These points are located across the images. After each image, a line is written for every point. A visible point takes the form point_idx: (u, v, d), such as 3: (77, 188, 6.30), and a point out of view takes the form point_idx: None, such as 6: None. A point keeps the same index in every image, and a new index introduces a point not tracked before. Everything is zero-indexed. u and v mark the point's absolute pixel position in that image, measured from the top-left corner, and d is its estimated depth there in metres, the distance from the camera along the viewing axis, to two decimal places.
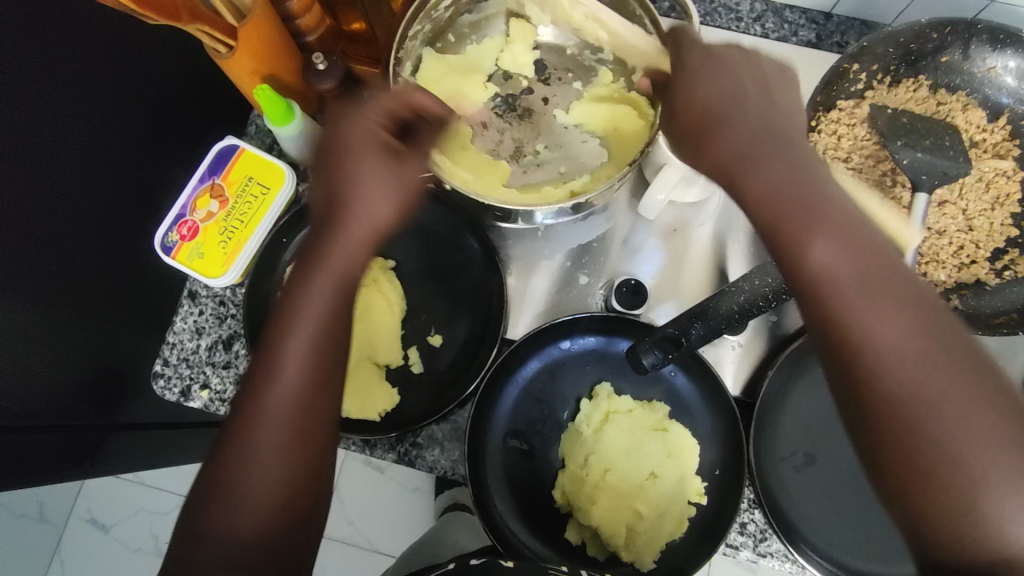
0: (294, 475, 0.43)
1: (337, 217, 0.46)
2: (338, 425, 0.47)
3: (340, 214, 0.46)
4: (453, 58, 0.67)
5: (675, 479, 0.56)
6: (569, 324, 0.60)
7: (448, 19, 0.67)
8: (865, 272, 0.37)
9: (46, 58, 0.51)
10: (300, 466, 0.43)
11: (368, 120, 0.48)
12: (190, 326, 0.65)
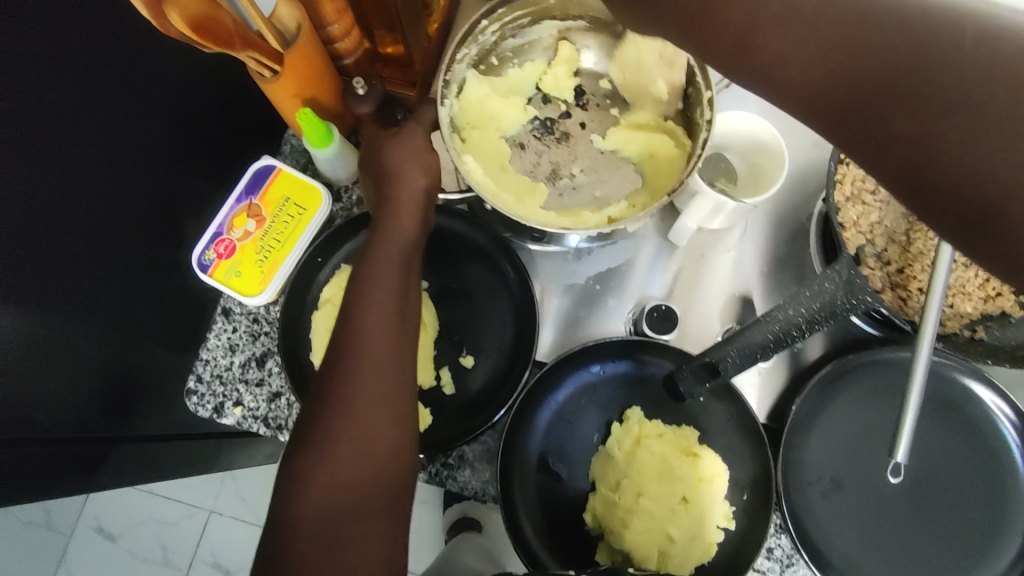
0: (367, 471, 0.45)
1: (385, 237, 0.53)
2: (409, 432, 0.48)
3: (390, 233, 0.54)
4: (497, 80, 0.68)
5: (707, 504, 0.57)
6: (600, 349, 0.61)
7: (493, 43, 0.69)
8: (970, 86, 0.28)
9: (95, 78, 0.52)
10: (374, 460, 0.45)
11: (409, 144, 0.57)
12: (224, 343, 0.66)
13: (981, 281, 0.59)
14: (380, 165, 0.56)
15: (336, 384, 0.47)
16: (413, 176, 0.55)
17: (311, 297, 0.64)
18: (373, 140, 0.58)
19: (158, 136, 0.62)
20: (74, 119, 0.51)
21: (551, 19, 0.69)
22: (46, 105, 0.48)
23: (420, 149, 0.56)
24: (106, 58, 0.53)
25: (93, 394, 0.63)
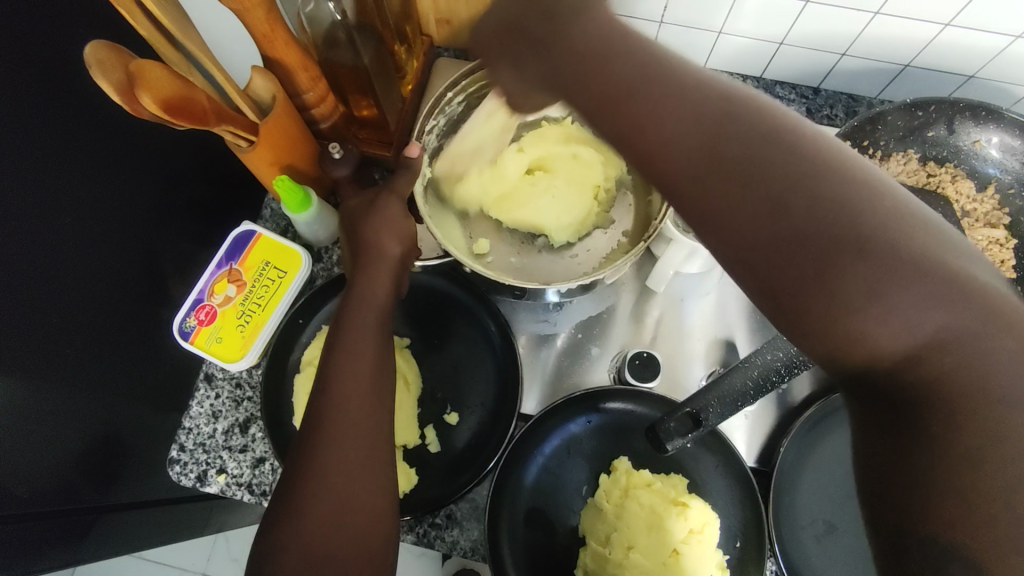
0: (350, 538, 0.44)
1: (352, 313, 0.53)
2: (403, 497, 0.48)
3: (353, 308, 0.53)
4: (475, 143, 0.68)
5: (698, 556, 0.55)
6: (585, 400, 0.61)
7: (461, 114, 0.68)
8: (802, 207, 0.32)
9: (75, 154, 0.53)
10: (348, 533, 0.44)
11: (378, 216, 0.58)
12: (207, 410, 0.65)
13: None
14: (358, 240, 0.57)
15: (319, 464, 0.46)
16: (390, 247, 0.56)
17: (291, 359, 0.64)
18: (351, 218, 0.59)
19: (142, 209, 0.63)
20: (57, 199, 0.52)
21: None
22: (29, 187, 0.49)
23: (393, 220, 0.57)
24: (86, 137, 0.54)
25: (81, 470, 0.62)
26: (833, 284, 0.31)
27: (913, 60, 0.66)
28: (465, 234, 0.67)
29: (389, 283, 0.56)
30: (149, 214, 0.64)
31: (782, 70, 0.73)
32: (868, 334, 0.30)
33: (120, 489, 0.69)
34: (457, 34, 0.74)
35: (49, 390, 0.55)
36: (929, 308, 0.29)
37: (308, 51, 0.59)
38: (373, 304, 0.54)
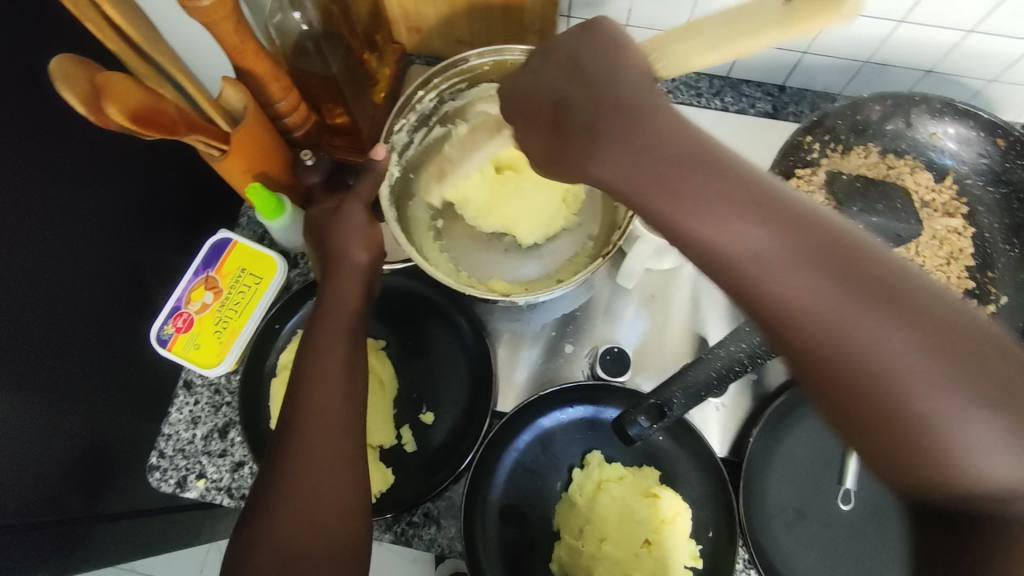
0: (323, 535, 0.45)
1: (322, 317, 0.54)
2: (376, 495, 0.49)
3: (322, 313, 0.54)
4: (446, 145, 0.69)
5: (669, 546, 0.56)
6: (557, 395, 0.62)
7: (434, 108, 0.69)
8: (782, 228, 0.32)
9: (50, 167, 0.54)
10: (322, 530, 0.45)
11: (343, 223, 0.58)
12: (186, 416, 0.66)
13: None
14: (326, 244, 0.58)
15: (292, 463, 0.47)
16: (356, 253, 0.57)
17: (268, 364, 0.65)
18: (317, 222, 0.60)
19: (122, 220, 0.64)
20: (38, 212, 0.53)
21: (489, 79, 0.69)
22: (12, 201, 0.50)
23: (363, 226, 0.58)
24: (61, 150, 0.55)
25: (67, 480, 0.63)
26: (812, 298, 0.31)
27: (871, 56, 0.68)
28: (432, 230, 0.69)
29: (360, 289, 0.56)
30: (132, 225, 0.65)
31: (747, 70, 0.75)
32: (833, 351, 0.30)
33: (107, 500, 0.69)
34: (428, 42, 0.76)
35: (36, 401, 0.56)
36: (893, 321, 0.30)
37: (279, 62, 0.61)
38: (344, 309, 0.55)
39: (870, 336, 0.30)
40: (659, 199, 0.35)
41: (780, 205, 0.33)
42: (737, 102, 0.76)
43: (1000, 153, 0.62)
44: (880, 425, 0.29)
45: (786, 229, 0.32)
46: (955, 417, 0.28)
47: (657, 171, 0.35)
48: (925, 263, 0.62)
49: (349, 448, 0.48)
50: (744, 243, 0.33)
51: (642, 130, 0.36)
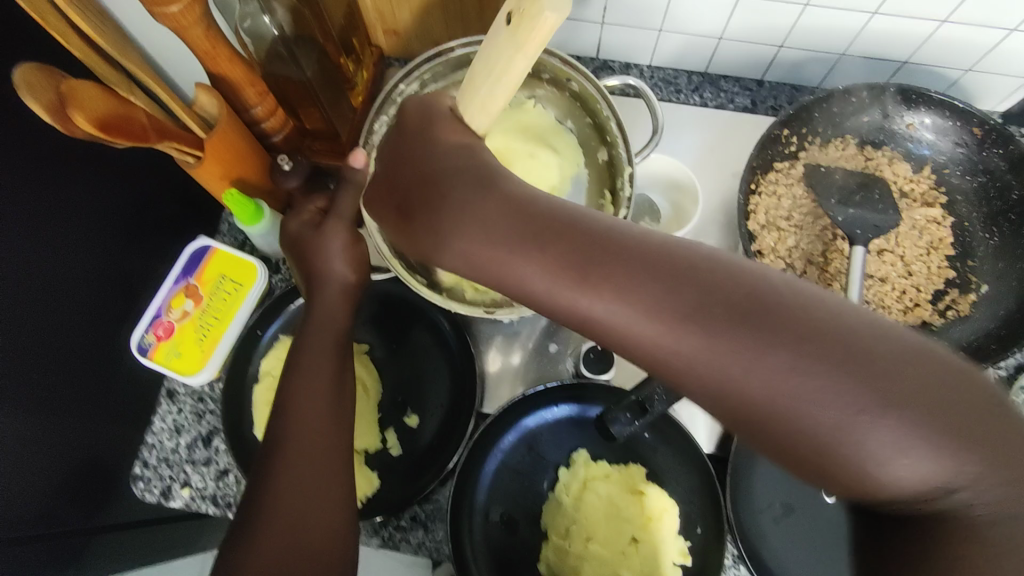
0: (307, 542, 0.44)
1: (305, 325, 0.53)
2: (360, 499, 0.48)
3: (304, 326, 0.53)
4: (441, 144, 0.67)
5: (656, 543, 0.57)
6: (542, 394, 0.62)
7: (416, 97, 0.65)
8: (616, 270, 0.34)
9: (27, 177, 0.54)
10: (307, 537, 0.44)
11: (324, 241, 0.56)
12: (170, 425, 0.66)
13: (897, 294, 0.62)
14: (307, 262, 0.56)
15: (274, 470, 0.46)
16: (340, 270, 0.55)
17: (251, 371, 0.64)
18: (298, 236, 0.58)
19: (107, 231, 0.63)
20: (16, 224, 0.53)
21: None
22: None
23: (345, 244, 0.56)
24: (37, 160, 0.54)
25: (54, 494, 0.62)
26: (691, 343, 0.32)
27: (848, 48, 0.68)
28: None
29: (348, 302, 0.55)
30: (116, 235, 0.65)
31: (725, 65, 0.75)
32: (738, 399, 0.31)
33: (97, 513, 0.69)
34: (406, 44, 0.76)
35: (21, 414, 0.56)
36: (772, 344, 0.31)
37: (253, 68, 0.60)
38: (326, 320, 0.53)
39: (742, 371, 0.31)
40: (495, 263, 0.36)
41: (606, 247, 0.35)
42: (716, 97, 0.76)
43: (976, 143, 0.63)
44: (795, 450, 0.31)
45: (619, 270, 0.34)
46: (862, 432, 0.29)
47: (493, 233, 0.37)
48: (904, 256, 0.63)
49: (332, 453, 0.48)
50: (581, 298, 0.34)
51: (488, 196, 0.38)
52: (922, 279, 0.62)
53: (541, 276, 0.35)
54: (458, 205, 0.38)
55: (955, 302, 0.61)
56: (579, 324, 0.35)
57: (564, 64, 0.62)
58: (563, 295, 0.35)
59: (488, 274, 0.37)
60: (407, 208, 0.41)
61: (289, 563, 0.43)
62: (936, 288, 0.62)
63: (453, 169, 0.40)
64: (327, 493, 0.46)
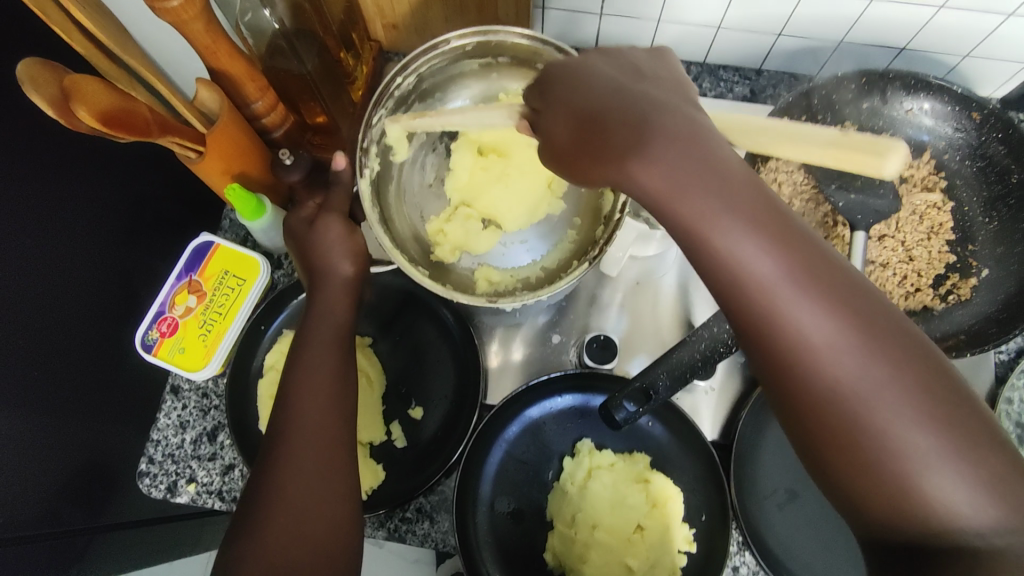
0: (313, 531, 0.44)
1: (308, 319, 0.54)
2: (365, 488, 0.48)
3: (306, 321, 0.54)
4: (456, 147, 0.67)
5: (662, 530, 0.57)
6: (546, 384, 0.62)
7: (413, 88, 0.66)
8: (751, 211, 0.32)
9: (29, 173, 0.54)
10: (313, 528, 0.44)
11: (323, 235, 0.56)
12: (175, 421, 0.66)
13: (899, 279, 0.62)
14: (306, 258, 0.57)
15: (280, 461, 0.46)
16: (340, 265, 0.56)
17: (254, 366, 0.65)
18: (296, 232, 0.58)
19: (110, 227, 0.64)
20: (19, 220, 0.53)
21: (470, 56, 0.67)
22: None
23: (343, 238, 0.57)
24: (39, 156, 0.54)
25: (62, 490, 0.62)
26: (767, 279, 0.32)
27: (846, 35, 0.68)
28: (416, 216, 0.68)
29: (348, 299, 0.56)
30: (119, 231, 0.65)
31: (723, 54, 0.75)
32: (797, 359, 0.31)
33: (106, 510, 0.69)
34: (405, 39, 0.76)
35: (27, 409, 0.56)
36: (852, 330, 0.31)
37: (252, 62, 0.60)
38: (325, 313, 0.54)
39: (843, 369, 0.30)
40: (679, 204, 0.33)
41: (792, 232, 0.32)
42: (715, 87, 0.76)
43: (975, 127, 0.63)
44: (852, 455, 0.30)
45: (782, 244, 0.32)
46: (924, 452, 0.29)
47: (683, 178, 0.33)
48: (905, 241, 0.63)
49: (338, 444, 0.48)
50: (751, 258, 0.32)
51: (700, 152, 0.34)
52: (923, 264, 0.62)
53: (730, 230, 0.32)
54: (638, 147, 0.34)
55: (956, 287, 0.61)
56: (738, 282, 0.32)
57: (560, 50, 0.62)
58: (737, 251, 0.32)
59: (665, 209, 0.34)
60: (588, 136, 0.36)
61: (296, 552, 0.43)
62: (937, 273, 0.62)
63: (616, 110, 0.36)
64: (333, 483, 0.46)
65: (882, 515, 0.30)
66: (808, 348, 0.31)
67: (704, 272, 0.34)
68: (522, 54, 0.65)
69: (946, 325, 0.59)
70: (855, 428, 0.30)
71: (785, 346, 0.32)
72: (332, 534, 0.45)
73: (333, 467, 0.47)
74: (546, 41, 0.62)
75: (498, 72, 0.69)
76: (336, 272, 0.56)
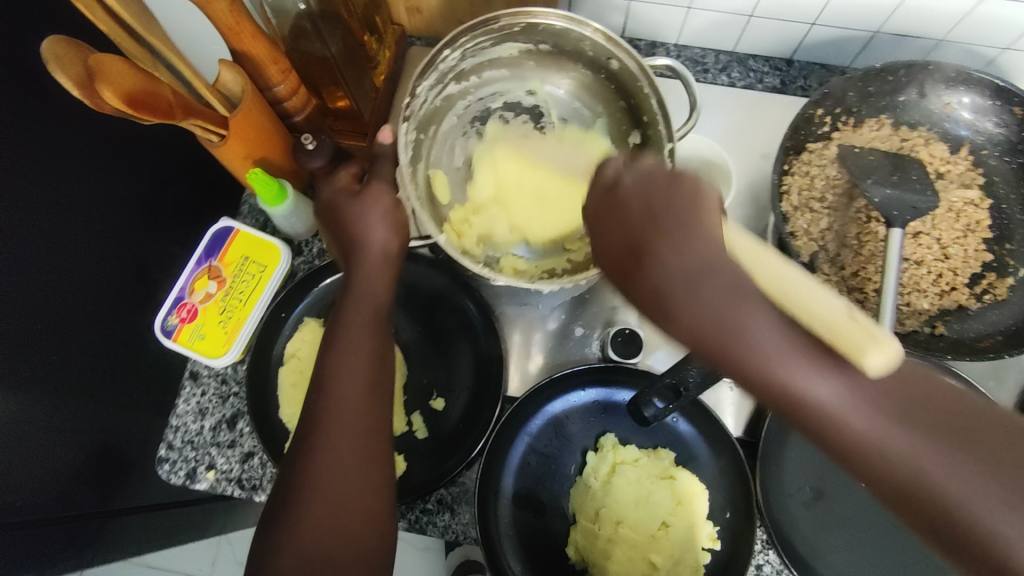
0: (336, 523, 0.44)
1: (342, 301, 0.52)
2: (390, 479, 0.48)
3: (342, 301, 0.52)
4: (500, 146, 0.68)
5: (687, 526, 0.57)
6: (569, 377, 0.61)
7: (454, 66, 0.65)
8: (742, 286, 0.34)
9: (48, 153, 0.52)
10: (337, 520, 0.44)
11: (372, 211, 0.54)
12: (194, 407, 0.66)
13: (934, 277, 0.60)
14: (343, 236, 0.54)
15: (303, 453, 0.46)
16: (381, 241, 0.53)
17: (274, 354, 0.64)
18: (337, 203, 0.56)
19: (130, 210, 0.63)
20: (40, 203, 0.52)
21: (512, 42, 0.66)
22: (13, 193, 0.49)
23: (387, 211, 0.54)
24: (59, 136, 0.53)
25: (83, 473, 0.63)
26: (775, 347, 0.33)
27: (882, 26, 0.66)
28: (443, 198, 0.68)
29: (388, 277, 0.54)
30: (139, 216, 0.64)
31: (755, 43, 0.73)
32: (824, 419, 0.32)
33: (122, 493, 0.69)
34: (429, 22, 0.74)
35: (45, 393, 0.56)
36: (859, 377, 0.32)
37: (275, 45, 0.59)
38: (363, 295, 0.52)
39: (865, 426, 0.32)
40: (714, 316, 0.34)
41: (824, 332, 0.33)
42: (744, 77, 0.75)
43: (1017, 122, 0.62)
44: (913, 499, 0.32)
45: (811, 346, 0.32)
46: (961, 492, 0.31)
47: (696, 279, 0.35)
48: (941, 238, 0.61)
49: (367, 434, 0.47)
50: (815, 388, 0.32)
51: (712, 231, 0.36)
52: (958, 263, 0.61)
53: (751, 317, 0.33)
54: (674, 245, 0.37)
55: (992, 286, 0.60)
56: (759, 382, 0.33)
57: (607, 41, 0.62)
58: (769, 363, 0.33)
59: (694, 328, 0.34)
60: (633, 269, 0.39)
61: (328, 541, 0.43)
62: (973, 272, 0.60)
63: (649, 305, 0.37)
64: (361, 474, 0.45)
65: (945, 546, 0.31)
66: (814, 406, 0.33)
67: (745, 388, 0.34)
68: (565, 43, 0.65)
69: (981, 323, 0.58)
70: (887, 468, 0.32)
71: (820, 423, 0.33)
72: (363, 525, 0.45)
73: (364, 455, 0.46)
74: (600, 31, 0.61)
75: (533, 60, 0.69)
76: (378, 249, 0.53)
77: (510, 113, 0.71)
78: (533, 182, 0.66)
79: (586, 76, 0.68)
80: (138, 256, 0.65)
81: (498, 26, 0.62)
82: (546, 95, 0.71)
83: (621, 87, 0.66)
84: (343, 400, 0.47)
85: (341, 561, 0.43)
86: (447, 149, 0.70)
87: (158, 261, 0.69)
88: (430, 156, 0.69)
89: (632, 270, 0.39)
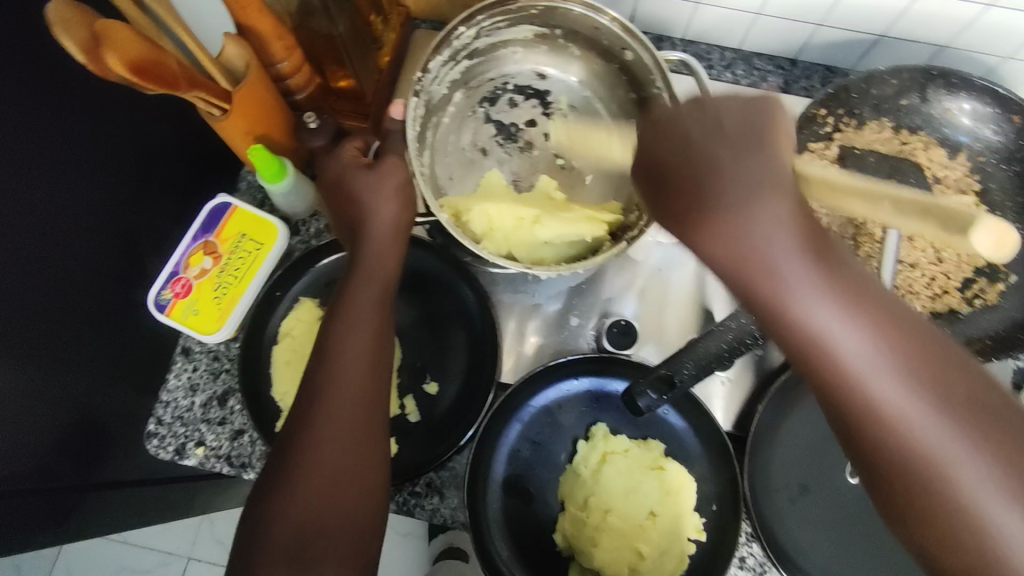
0: (327, 504, 0.44)
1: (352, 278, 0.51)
2: (381, 463, 0.47)
3: (354, 276, 0.51)
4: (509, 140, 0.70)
5: (674, 517, 0.57)
6: (563, 366, 0.61)
7: (471, 40, 0.67)
8: (759, 180, 0.34)
9: (41, 117, 0.52)
10: (329, 501, 0.44)
11: (384, 197, 0.54)
12: (185, 383, 0.65)
13: (928, 281, 0.62)
14: (351, 216, 0.54)
15: (295, 433, 0.45)
16: (383, 226, 0.53)
17: (267, 332, 0.63)
18: (347, 186, 0.55)
19: (124, 180, 0.62)
20: (32, 170, 0.51)
21: (529, 23, 0.68)
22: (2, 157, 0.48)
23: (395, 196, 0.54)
24: (53, 100, 0.52)
25: (64, 442, 0.62)
26: (852, 309, 0.32)
27: (887, 30, 0.67)
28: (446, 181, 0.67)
29: (398, 254, 0.54)
30: (133, 186, 0.63)
31: (760, 42, 0.73)
32: (854, 399, 0.32)
33: (104, 465, 0.69)
34: (433, 4, 0.74)
35: (29, 360, 0.55)
36: (869, 330, 0.32)
37: (280, 20, 0.58)
38: (371, 278, 0.51)
39: (883, 392, 0.32)
40: (755, 242, 0.33)
41: (864, 284, 0.33)
42: (748, 75, 0.75)
43: (1015, 130, 0.62)
44: (891, 460, 0.32)
45: (842, 302, 0.32)
46: (922, 427, 0.31)
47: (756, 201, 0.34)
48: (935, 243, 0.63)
49: (360, 416, 0.46)
50: (833, 330, 0.32)
51: (765, 157, 0.35)
52: (951, 266, 0.62)
53: (807, 295, 0.32)
54: (738, 201, 0.34)
55: (983, 291, 0.61)
56: (794, 336, 0.33)
57: (623, 31, 0.64)
58: (806, 313, 0.32)
59: (749, 289, 0.33)
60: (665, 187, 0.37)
61: (323, 510, 0.44)
62: (965, 276, 0.62)
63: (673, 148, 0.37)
64: (356, 454, 0.45)
65: (926, 528, 0.32)
66: (834, 373, 0.32)
67: (784, 345, 0.34)
68: (581, 29, 0.67)
69: (972, 328, 0.59)
70: (886, 442, 0.32)
71: (835, 381, 0.33)
72: (356, 504, 0.45)
73: (360, 435, 0.46)
74: (617, 21, 0.63)
75: (550, 43, 0.71)
76: (387, 233, 0.53)
77: (520, 96, 0.73)
78: (547, 226, 0.62)
79: (601, 63, 0.71)
80: (130, 227, 0.64)
81: (516, 7, 0.64)
82: (555, 78, 0.73)
83: (632, 76, 0.68)
84: (343, 381, 0.47)
85: (332, 540, 0.43)
86: (456, 128, 0.70)
87: (151, 233, 0.68)
88: (438, 133, 0.69)
89: (660, 185, 0.38)
